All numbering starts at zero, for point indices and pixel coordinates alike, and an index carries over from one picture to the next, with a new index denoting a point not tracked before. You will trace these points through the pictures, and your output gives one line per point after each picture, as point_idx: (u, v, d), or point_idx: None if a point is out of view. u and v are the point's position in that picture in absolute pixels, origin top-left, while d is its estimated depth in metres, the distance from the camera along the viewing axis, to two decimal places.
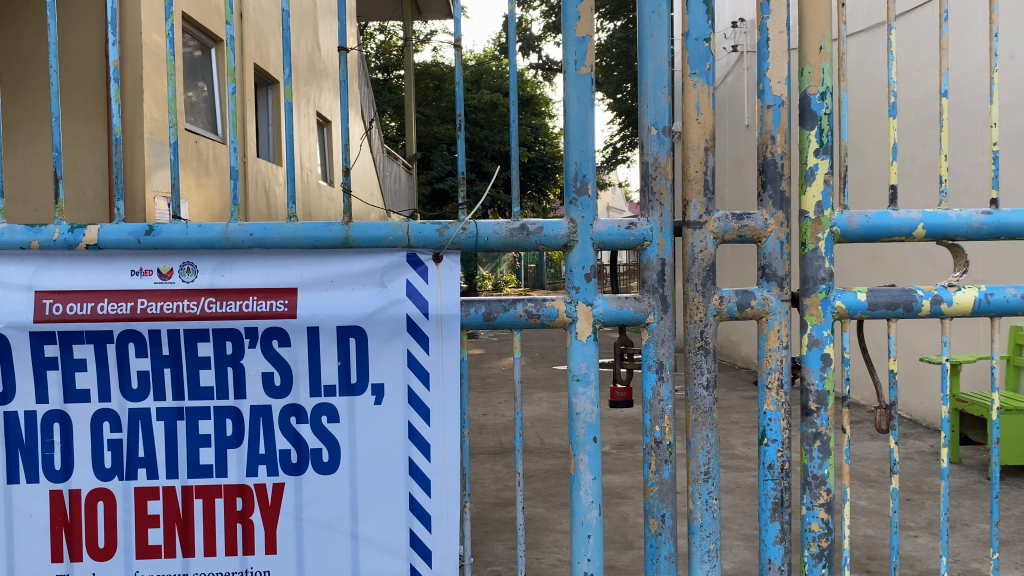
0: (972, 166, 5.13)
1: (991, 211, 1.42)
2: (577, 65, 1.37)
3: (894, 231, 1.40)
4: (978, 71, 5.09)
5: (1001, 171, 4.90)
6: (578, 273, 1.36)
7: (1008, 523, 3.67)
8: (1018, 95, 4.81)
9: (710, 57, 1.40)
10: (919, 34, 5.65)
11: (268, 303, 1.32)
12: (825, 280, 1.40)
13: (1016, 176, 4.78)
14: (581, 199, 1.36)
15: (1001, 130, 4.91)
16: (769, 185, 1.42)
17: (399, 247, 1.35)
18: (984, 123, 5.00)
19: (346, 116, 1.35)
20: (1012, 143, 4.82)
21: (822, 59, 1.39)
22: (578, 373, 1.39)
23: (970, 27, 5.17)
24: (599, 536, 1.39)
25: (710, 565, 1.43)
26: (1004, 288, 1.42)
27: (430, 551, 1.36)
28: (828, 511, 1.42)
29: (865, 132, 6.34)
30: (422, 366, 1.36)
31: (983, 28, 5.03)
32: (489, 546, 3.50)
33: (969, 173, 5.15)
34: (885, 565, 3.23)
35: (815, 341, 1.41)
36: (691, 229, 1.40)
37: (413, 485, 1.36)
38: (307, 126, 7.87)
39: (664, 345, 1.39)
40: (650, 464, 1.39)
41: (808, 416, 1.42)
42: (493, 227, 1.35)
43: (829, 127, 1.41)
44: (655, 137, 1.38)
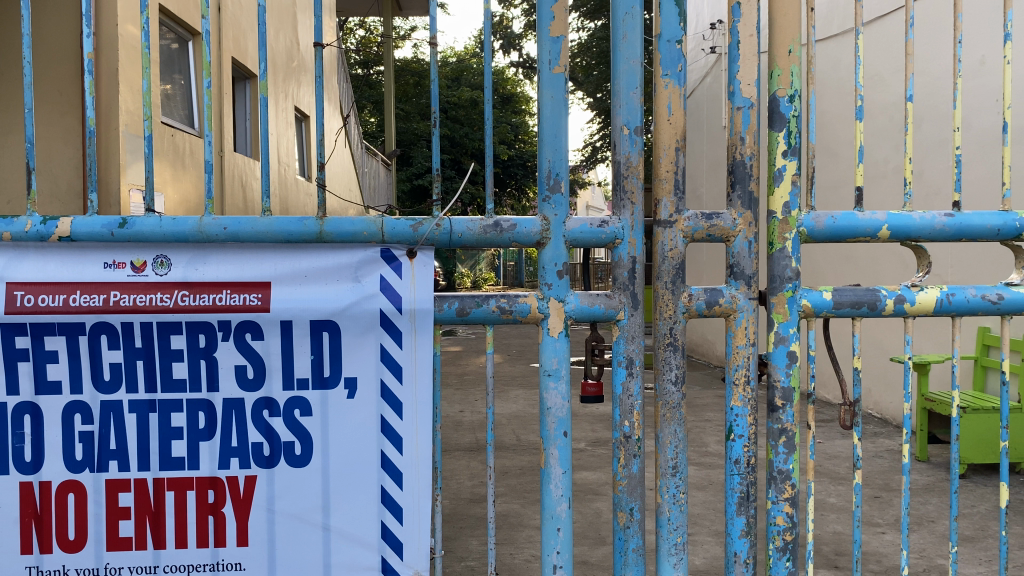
0: (936, 169, 5.23)
1: (953, 214, 1.45)
2: (551, 65, 1.39)
3: (859, 231, 1.43)
4: (943, 76, 5.18)
5: (964, 174, 4.99)
6: (550, 270, 1.38)
7: (972, 520, 3.75)
8: (979, 100, 4.90)
9: (681, 59, 1.42)
10: (884, 39, 5.74)
11: (242, 296, 1.33)
12: (792, 279, 1.43)
13: (979, 179, 4.88)
14: (554, 197, 1.38)
15: (965, 135, 4.99)
16: (737, 185, 1.44)
17: (373, 242, 1.36)
18: (949, 128, 5.09)
19: (322, 111, 1.36)
20: (975, 147, 4.90)
21: (790, 63, 1.42)
22: (550, 368, 1.40)
23: (934, 33, 5.26)
24: (568, 529, 1.41)
25: (678, 558, 1.45)
26: (965, 289, 1.45)
27: (401, 543, 1.38)
28: (792, 505, 1.45)
29: (834, 134, 6.42)
30: (395, 360, 1.37)
31: (948, 34, 5.11)
32: (463, 542, 3.51)
33: (932, 174, 5.23)
34: (852, 561, 3.29)
35: (781, 338, 1.44)
36: (661, 228, 1.42)
37: (385, 478, 1.37)
38: (285, 120, 7.84)
39: (633, 341, 1.41)
40: (619, 458, 1.42)
41: (774, 412, 1.45)
42: (466, 223, 1.36)
43: (797, 129, 1.44)
44: (627, 137, 1.40)
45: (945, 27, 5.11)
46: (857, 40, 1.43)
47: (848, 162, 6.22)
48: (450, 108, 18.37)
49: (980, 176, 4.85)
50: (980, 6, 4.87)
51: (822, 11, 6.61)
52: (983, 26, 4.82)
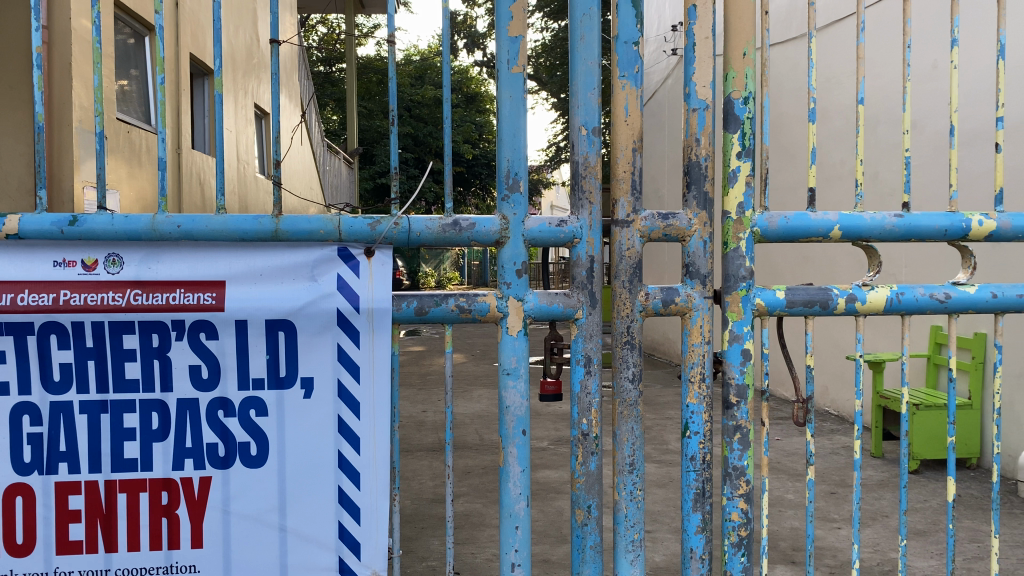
0: (884, 171, 5.35)
1: (903, 215, 1.48)
2: (509, 65, 1.39)
3: (812, 231, 1.46)
4: (892, 80, 5.29)
5: (914, 176, 5.11)
6: (509, 270, 1.39)
7: (924, 514, 3.83)
8: (927, 103, 5.01)
9: (638, 60, 1.44)
10: (837, 43, 5.86)
11: (195, 295, 1.31)
12: (746, 279, 1.45)
13: (927, 180, 4.99)
14: (513, 196, 1.38)
15: (915, 137, 5.10)
16: (693, 186, 1.46)
17: (330, 241, 1.36)
18: (898, 131, 5.21)
19: (279, 109, 1.34)
20: (924, 150, 5.01)
21: (745, 65, 1.44)
22: (508, 367, 1.41)
23: (884, 38, 5.38)
24: (526, 528, 1.41)
25: (635, 554, 1.47)
26: (914, 288, 1.48)
27: (359, 543, 1.38)
28: (747, 501, 1.47)
29: (790, 136, 6.53)
30: (352, 360, 1.37)
31: (897, 39, 5.22)
32: (424, 542, 3.51)
33: (883, 175, 5.35)
34: (808, 556, 3.34)
35: (736, 336, 1.46)
36: (619, 228, 1.43)
37: (342, 478, 1.37)
38: (245, 117, 7.75)
39: (592, 339, 1.42)
40: (577, 456, 1.43)
41: (729, 409, 1.47)
42: (425, 222, 1.36)
43: (751, 131, 1.46)
44: (585, 137, 1.41)
45: (895, 32, 5.23)
46: (810, 43, 1.45)
47: (802, 163, 6.33)
48: (413, 106, 18.34)
49: (929, 177, 4.97)
50: (928, 11, 4.99)
51: (777, 16, 6.73)
52: (931, 31, 4.94)
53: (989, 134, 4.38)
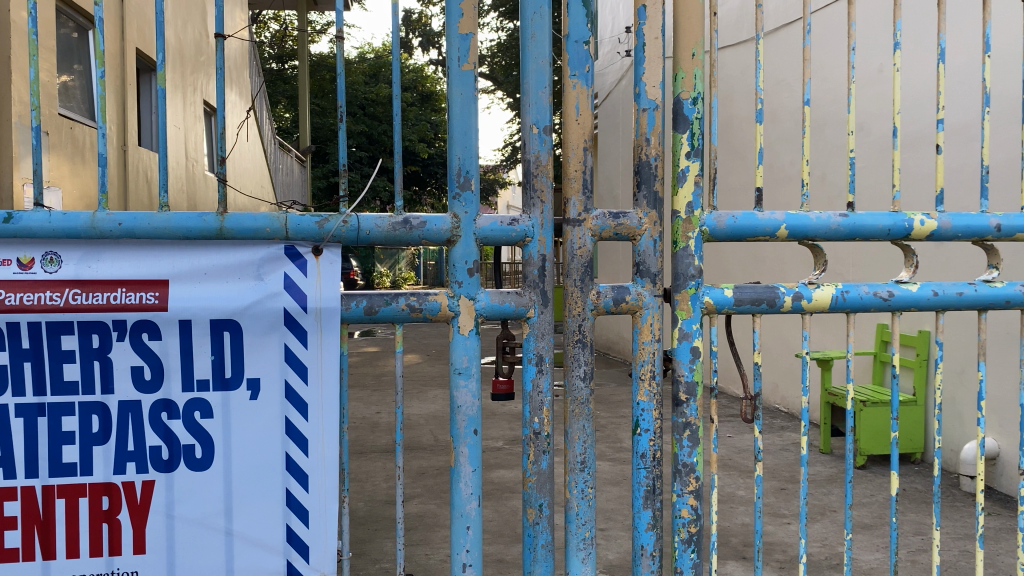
0: (829, 171, 5.46)
1: (848, 214, 1.51)
2: (460, 62, 1.38)
3: (758, 231, 1.48)
4: (836, 83, 5.41)
5: (858, 177, 5.22)
6: (460, 268, 1.38)
7: (871, 509, 3.91)
8: (870, 105, 5.13)
9: (589, 59, 1.44)
10: (783, 47, 5.96)
11: (138, 295, 1.28)
12: (695, 277, 1.47)
13: (870, 181, 5.11)
14: (464, 195, 1.38)
15: (859, 139, 5.22)
16: (643, 185, 1.47)
17: (276, 239, 1.33)
18: (843, 133, 5.32)
19: (224, 105, 1.32)
20: (867, 152, 5.13)
21: (693, 66, 1.45)
22: (460, 367, 1.40)
23: (829, 41, 5.49)
24: (477, 528, 1.40)
25: (586, 553, 1.47)
26: (858, 286, 1.51)
27: (307, 546, 1.36)
28: (697, 497, 1.48)
29: (740, 137, 6.63)
30: (300, 360, 1.35)
31: (841, 42, 5.33)
32: (378, 544, 3.48)
33: (829, 177, 5.46)
34: (758, 551, 3.39)
35: (685, 334, 1.47)
36: (571, 226, 1.43)
37: (290, 480, 1.35)
38: (194, 114, 7.61)
39: (544, 338, 1.42)
40: (529, 455, 1.42)
41: (679, 406, 1.48)
42: (374, 220, 1.34)
43: (700, 132, 1.47)
44: (536, 136, 1.41)
45: (839, 36, 5.34)
46: (757, 45, 1.46)
47: (750, 164, 6.44)
48: (367, 104, 18.22)
49: (873, 179, 5.09)
50: (871, 16, 5.10)
51: (726, 19, 6.83)
52: (874, 36, 5.06)
53: (930, 137, 4.49)
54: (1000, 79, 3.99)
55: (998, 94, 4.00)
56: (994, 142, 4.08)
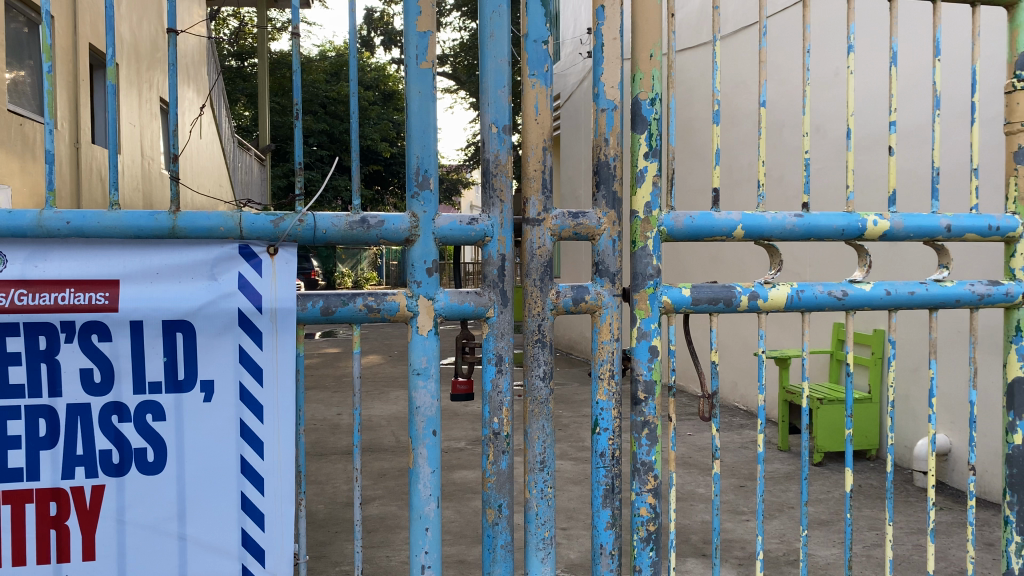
0: (785, 173, 5.55)
1: (803, 215, 1.53)
2: (418, 60, 1.37)
3: (715, 231, 1.50)
4: (790, 86, 5.50)
5: (814, 179, 5.31)
6: (419, 268, 1.37)
7: (827, 505, 3.98)
8: (824, 107, 5.22)
9: (548, 59, 1.44)
10: (740, 50, 6.04)
11: (87, 295, 1.25)
12: (653, 276, 1.47)
13: (825, 182, 5.20)
14: (422, 194, 1.37)
15: (813, 141, 5.31)
16: (602, 185, 1.47)
17: (230, 238, 1.31)
18: (798, 135, 5.40)
19: (176, 101, 1.29)
20: (822, 154, 5.22)
21: (652, 67, 1.47)
22: (419, 367, 1.39)
23: (784, 45, 5.57)
24: (436, 529, 1.40)
25: (545, 552, 1.46)
26: (813, 285, 1.53)
27: (263, 550, 1.34)
28: (655, 496, 1.49)
29: (699, 139, 6.71)
30: (255, 362, 1.33)
31: (796, 46, 5.42)
32: (338, 547, 3.45)
33: (785, 178, 5.54)
34: (717, 548, 3.43)
35: (643, 333, 1.48)
36: (530, 226, 1.43)
37: (245, 483, 1.33)
38: (149, 111, 7.48)
39: (503, 338, 1.42)
40: (488, 455, 1.42)
41: (637, 405, 1.49)
42: (331, 219, 1.32)
43: (658, 132, 1.49)
44: (495, 135, 1.41)
45: (794, 39, 5.43)
46: (715, 47, 1.47)
47: (708, 166, 6.52)
48: (328, 102, 18.10)
49: (827, 180, 5.18)
50: (825, 19, 5.20)
51: (684, 22, 6.90)
52: (828, 40, 5.15)
53: (882, 139, 4.58)
54: (950, 83, 4.08)
55: (948, 98, 4.10)
56: (944, 145, 4.18)
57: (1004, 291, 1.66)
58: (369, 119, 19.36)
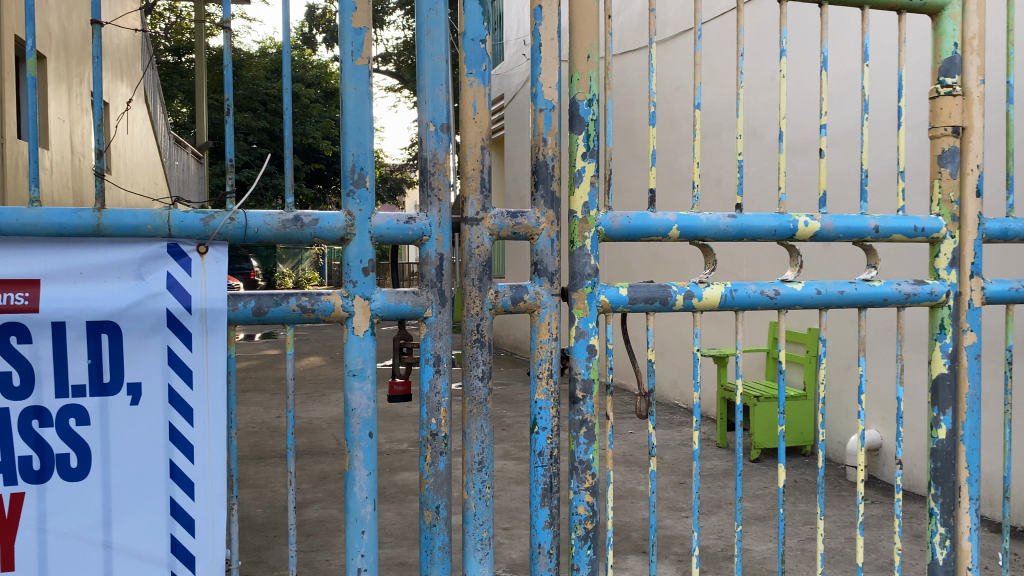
0: (719, 175, 5.66)
1: (736, 215, 1.56)
2: (353, 56, 1.36)
3: (652, 231, 1.51)
4: (723, 90, 5.62)
5: (747, 181, 5.42)
6: (355, 267, 1.35)
7: (764, 501, 4.06)
8: (757, 111, 5.34)
9: (485, 58, 1.44)
10: (675, 54, 6.15)
11: (5, 295, 1.20)
12: (591, 276, 1.48)
13: (758, 184, 5.32)
14: (358, 192, 1.35)
15: (746, 144, 5.43)
16: (541, 185, 1.47)
17: (158, 237, 1.28)
18: (731, 138, 5.52)
19: (100, 94, 1.25)
20: (755, 156, 5.34)
21: (589, 68, 1.47)
22: (354, 368, 1.37)
23: (718, 49, 5.68)
24: (372, 532, 1.38)
25: (483, 553, 1.46)
26: (746, 285, 1.56)
27: (193, 556, 1.31)
28: (593, 494, 1.50)
29: (638, 140, 6.79)
30: (184, 364, 1.30)
31: (729, 50, 5.54)
32: (276, 551, 3.39)
33: (719, 179, 5.66)
34: (657, 545, 3.47)
35: (581, 332, 1.49)
36: (468, 226, 1.42)
37: (174, 488, 1.30)
38: (79, 106, 7.26)
39: (441, 338, 1.41)
40: (426, 456, 1.40)
41: (575, 404, 1.49)
42: (263, 217, 1.30)
43: (595, 133, 1.49)
44: (433, 134, 1.40)
45: (728, 43, 5.54)
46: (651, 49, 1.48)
47: (645, 167, 6.61)
48: (269, 100, 17.82)
49: (760, 182, 5.29)
50: (757, 24, 5.32)
51: (623, 26, 6.99)
52: (760, 44, 5.27)
53: (813, 143, 4.70)
54: (877, 88, 4.21)
55: (876, 102, 4.23)
56: (872, 148, 4.31)
57: (929, 290, 1.71)
58: (311, 117, 19.13)
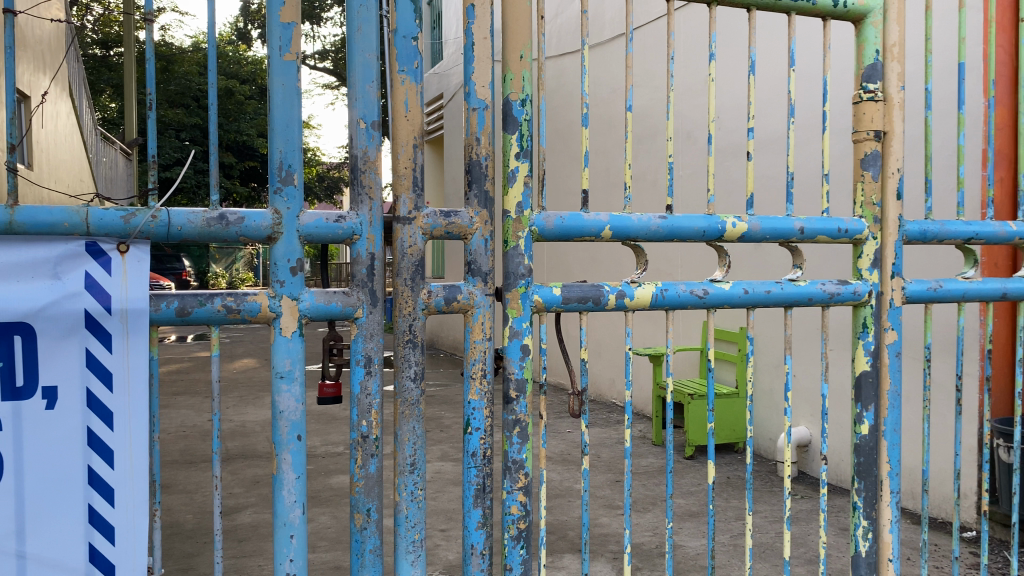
0: (651, 177, 5.74)
1: (667, 216, 1.58)
2: (281, 52, 1.33)
3: (585, 231, 1.52)
4: (654, 93, 5.71)
5: (677, 182, 5.52)
6: (282, 267, 1.32)
7: (698, 497, 4.13)
8: (687, 114, 5.44)
9: (417, 56, 1.43)
10: (607, 57, 6.22)
11: None
12: (525, 276, 1.48)
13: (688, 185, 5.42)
14: (286, 189, 1.33)
15: (676, 146, 5.53)
16: (474, 184, 1.47)
17: (76, 235, 1.23)
18: (661, 140, 5.61)
19: (12, 86, 1.20)
20: (686, 158, 5.44)
21: (522, 68, 1.47)
22: (282, 370, 1.34)
23: (649, 52, 5.77)
24: (302, 536, 1.36)
25: (415, 555, 1.45)
26: (676, 284, 1.58)
27: (113, 565, 1.27)
28: (526, 494, 1.50)
29: (572, 141, 6.86)
30: (103, 366, 1.26)
31: (660, 53, 5.63)
32: (205, 558, 3.31)
33: (651, 181, 5.75)
34: (593, 543, 3.50)
35: (515, 332, 1.49)
36: (401, 225, 1.41)
37: (93, 495, 1.25)
38: None
39: (372, 339, 1.39)
40: (356, 459, 1.38)
41: (509, 404, 1.49)
42: (187, 215, 1.26)
43: (529, 133, 1.49)
44: (364, 131, 1.38)
45: (659, 46, 5.63)
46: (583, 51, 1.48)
47: (577, 169, 6.68)
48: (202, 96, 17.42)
49: (689, 184, 5.40)
50: (687, 28, 5.42)
51: (557, 27, 7.04)
52: (690, 48, 5.36)
53: (741, 146, 4.81)
54: (803, 93, 4.33)
55: (801, 108, 4.34)
56: (798, 151, 4.43)
57: (852, 290, 1.76)
58: (246, 115, 18.77)
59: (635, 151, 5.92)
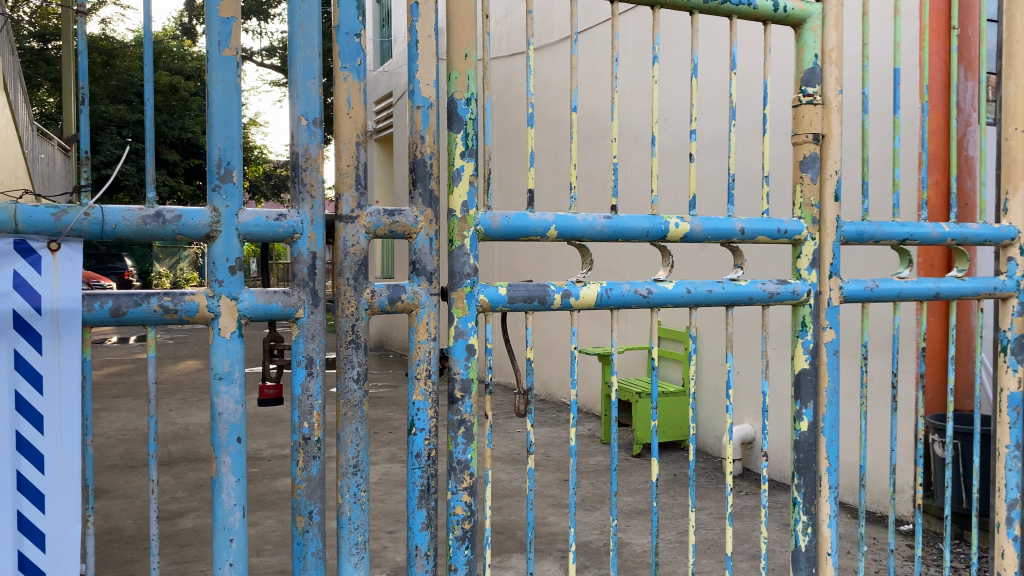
0: (597, 177, 5.79)
1: (611, 216, 1.59)
2: (220, 47, 1.31)
3: (530, 231, 1.52)
4: (599, 94, 5.76)
5: (621, 183, 5.57)
6: (221, 266, 1.30)
7: (644, 495, 4.18)
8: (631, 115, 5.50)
9: (360, 53, 1.42)
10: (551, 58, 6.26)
11: None
12: (470, 275, 1.48)
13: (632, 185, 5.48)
14: (225, 187, 1.30)
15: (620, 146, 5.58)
16: (418, 183, 1.46)
17: (3, 232, 1.18)
18: (606, 140, 5.66)
19: None
20: (630, 159, 5.49)
21: (466, 67, 1.47)
22: (221, 371, 1.32)
23: (594, 53, 5.82)
24: (241, 539, 1.33)
25: (359, 557, 1.43)
26: (621, 284, 1.60)
27: (43, 572, 1.24)
28: (471, 494, 1.50)
29: (518, 141, 6.88)
30: (33, 367, 1.21)
31: (604, 54, 5.68)
32: (145, 564, 3.24)
33: (596, 181, 5.79)
34: (541, 542, 3.51)
35: (460, 332, 1.48)
36: (343, 224, 1.39)
37: (22, 501, 1.21)
38: None
39: (314, 340, 1.37)
40: (298, 461, 1.37)
41: (454, 404, 1.49)
42: (122, 213, 1.23)
43: (474, 132, 1.49)
44: (305, 128, 1.36)
45: (603, 47, 5.68)
46: (528, 51, 1.48)
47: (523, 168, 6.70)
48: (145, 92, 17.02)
49: (633, 184, 5.45)
50: (630, 30, 5.48)
51: (503, 28, 7.05)
52: (634, 50, 5.42)
53: (684, 147, 4.88)
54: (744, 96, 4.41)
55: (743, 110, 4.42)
56: (739, 153, 4.51)
57: (792, 290, 1.79)
58: (192, 111, 18.40)
59: (580, 152, 5.96)
